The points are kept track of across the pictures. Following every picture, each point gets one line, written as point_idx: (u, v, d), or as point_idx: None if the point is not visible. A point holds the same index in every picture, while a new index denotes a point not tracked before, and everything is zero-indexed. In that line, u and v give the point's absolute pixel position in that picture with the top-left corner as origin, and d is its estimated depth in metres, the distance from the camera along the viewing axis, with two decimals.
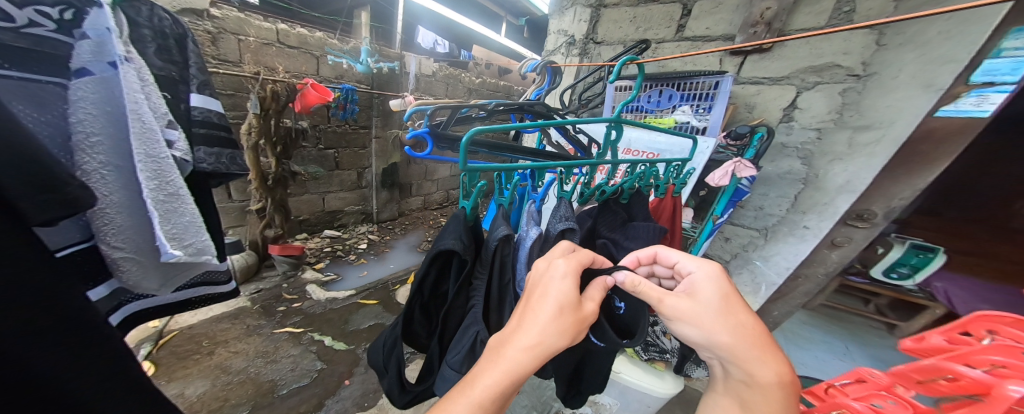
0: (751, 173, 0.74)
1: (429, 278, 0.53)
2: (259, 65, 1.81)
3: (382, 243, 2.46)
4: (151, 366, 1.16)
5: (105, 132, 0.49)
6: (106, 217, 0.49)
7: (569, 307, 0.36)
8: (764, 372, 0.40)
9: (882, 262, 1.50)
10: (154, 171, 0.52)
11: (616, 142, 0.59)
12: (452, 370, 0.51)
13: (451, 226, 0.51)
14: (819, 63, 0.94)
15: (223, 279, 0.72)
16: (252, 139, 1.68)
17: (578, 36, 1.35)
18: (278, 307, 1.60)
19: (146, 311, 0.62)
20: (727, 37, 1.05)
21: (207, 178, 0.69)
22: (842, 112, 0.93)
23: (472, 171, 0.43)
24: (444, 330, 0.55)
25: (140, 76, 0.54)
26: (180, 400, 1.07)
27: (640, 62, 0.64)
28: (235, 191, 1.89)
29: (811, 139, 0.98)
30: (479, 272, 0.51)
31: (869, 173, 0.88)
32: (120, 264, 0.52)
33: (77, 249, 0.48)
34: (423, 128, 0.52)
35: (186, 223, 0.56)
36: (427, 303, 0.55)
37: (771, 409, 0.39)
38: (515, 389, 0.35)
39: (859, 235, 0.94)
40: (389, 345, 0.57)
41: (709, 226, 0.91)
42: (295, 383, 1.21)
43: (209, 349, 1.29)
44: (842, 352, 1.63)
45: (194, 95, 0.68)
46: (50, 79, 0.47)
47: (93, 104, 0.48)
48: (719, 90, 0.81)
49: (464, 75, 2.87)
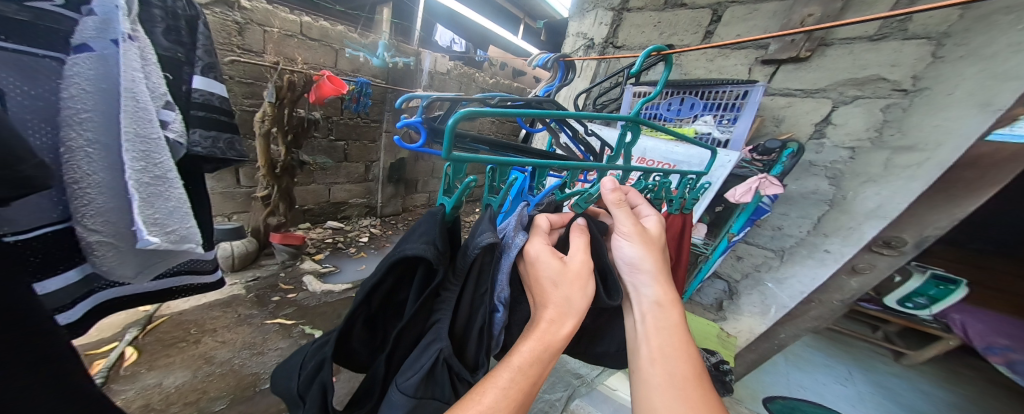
0: (777, 191, 0.70)
1: (384, 286, 0.47)
2: (280, 55, 1.82)
3: (382, 237, 2.47)
4: (134, 352, 1.16)
5: (97, 109, 0.48)
6: (86, 197, 0.48)
7: (570, 269, 0.43)
8: (664, 291, 0.47)
9: (898, 291, 1.43)
10: (142, 152, 0.50)
11: (631, 144, 0.54)
12: (403, 395, 0.44)
13: (423, 225, 0.46)
14: (860, 76, 0.89)
15: (209, 269, 0.72)
16: (265, 126, 1.69)
17: (597, 39, 1.33)
18: (272, 297, 1.60)
19: (118, 299, 0.61)
20: (759, 46, 1.01)
21: (201, 161, 0.67)
22: (882, 130, 0.87)
23: (457, 160, 0.38)
24: (394, 349, 0.48)
25: (142, 55, 0.53)
26: (157, 390, 1.06)
27: (666, 52, 0.65)
28: (243, 176, 1.91)
29: (842, 158, 0.93)
30: (451, 282, 0.46)
31: (906, 199, 0.83)
32: (95, 248, 0.51)
33: (50, 230, 0.47)
34: (417, 117, 0.43)
35: (171, 209, 0.55)
36: (375, 313, 0.49)
37: (676, 318, 0.45)
38: (549, 358, 0.41)
39: (883, 263, 0.89)
40: (315, 368, 0.50)
41: (724, 243, 0.87)
42: (279, 378, 1.19)
43: (196, 337, 1.29)
44: (844, 376, 1.57)
45: (197, 77, 0.67)
46: (47, 53, 0.46)
47: (88, 81, 0.47)
48: (747, 100, 0.77)
49: (478, 74, 2.87)
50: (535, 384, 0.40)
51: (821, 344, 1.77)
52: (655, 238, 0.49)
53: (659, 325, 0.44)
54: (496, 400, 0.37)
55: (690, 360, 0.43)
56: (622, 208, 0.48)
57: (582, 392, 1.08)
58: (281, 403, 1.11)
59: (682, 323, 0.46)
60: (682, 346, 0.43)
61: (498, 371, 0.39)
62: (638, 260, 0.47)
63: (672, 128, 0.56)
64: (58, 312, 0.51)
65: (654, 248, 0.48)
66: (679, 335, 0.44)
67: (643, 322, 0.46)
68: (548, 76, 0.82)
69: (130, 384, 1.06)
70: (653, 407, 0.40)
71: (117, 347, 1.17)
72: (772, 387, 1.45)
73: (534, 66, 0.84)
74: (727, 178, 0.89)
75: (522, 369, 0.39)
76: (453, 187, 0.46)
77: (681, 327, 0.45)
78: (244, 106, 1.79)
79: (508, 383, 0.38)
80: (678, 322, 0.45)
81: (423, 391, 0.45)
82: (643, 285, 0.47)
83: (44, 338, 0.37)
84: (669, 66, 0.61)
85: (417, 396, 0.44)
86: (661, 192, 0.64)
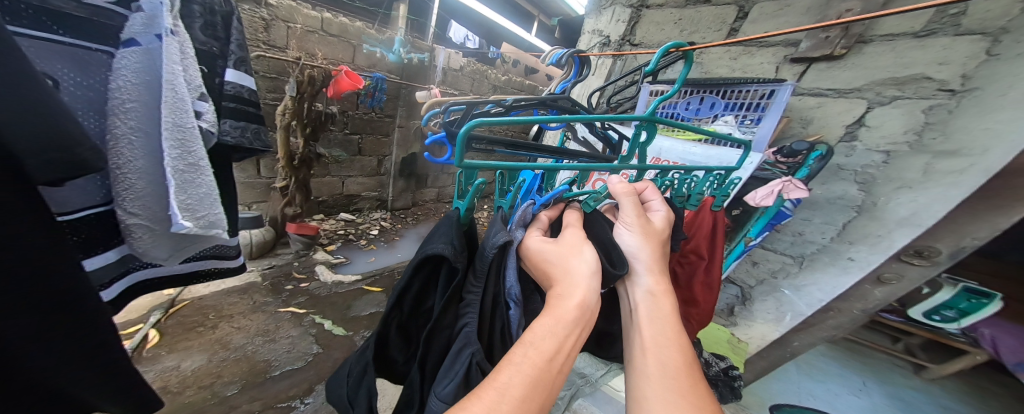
0: (801, 194, 0.67)
1: (411, 291, 0.48)
2: (302, 51, 1.84)
3: (393, 230, 2.51)
4: (156, 335, 1.19)
5: (141, 99, 0.49)
6: (126, 182, 0.48)
7: (567, 246, 0.43)
8: (657, 280, 0.45)
9: (925, 302, 1.40)
10: (178, 140, 0.51)
11: (646, 144, 0.53)
12: (441, 404, 0.41)
13: (442, 227, 0.46)
14: (901, 76, 0.85)
15: (232, 255, 0.73)
16: (285, 119, 1.72)
17: (614, 37, 1.31)
18: (286, 285, 1.63)
19: (150, 280, 0.62)
20: (790, 43, 1.00)
21: (230, 151, 0.69)
22: (924, 133, 0.83)
23: (468, 168, 0.38)
24: (425, 355, 0.48)
25: (182, 49, 0.54)
26: (175, 373, 1.09)
27: (688, 48, 0.61)
28: (263, 167, 1.94)
29: (876, 163, 0.90)
30: (473, 284, 0.45)
31: (944, 207, 0.79)
32: (132, 230, 0.52)
33: (93, 212, 0.49)
34: (441, 132, 0.44)
35: (201, 195, 0.55)
36: (406, 321, 0.50)
37: (669, 309, 0.43)
38: (567, 336, 0.37)
39: (913, 273, 0.86)
40: (358, 374, 0.51)
41: (740, 247, 0.86)
42: (289, 365, 1.22)
43: (214, 323, 1.32)
44: (858, 387, 1.52)
45: (229, 71, 0.67)
46: (99, 47, 0.48)
47: (134, 73, 0.48)
48: (773, 100, 0.74)
49: (490, 71, 2.87)
50: (560, 374, 0.35)
51: (836, 353, 1.72)
52: (656, 231, 0.49)
53: (653, 314, 0.42)
54: (531, 374, 0.33)
55: (682, 350, 0.40)
56: (627, 195, 0.50)
57: (585, 392, 1.08)
58: (291, 390, 1.13)
59: (677, 315, 0.43)
60: (675, 335, 0.41)
61: (513, 349, 0.35)
62: (633, 246, 0.46)
63: (687, 127, 0.55)
64: (102, 288, 0.54)
65: (652, 239, 0.48)
66: (672, 325, 0.42)
67: (635, 311, 0.44)
68: (562, 72, 0.81)
69: (150, 366, 1.09)
70: (642, 396, 0.37)
71: (141, 328, 1.20)
72: (782, 395, 1.42)
73: (547, 63, 0.82)
74: (748, 181, 0.87)
75: (537, 346, 0.35)
76: (466, 192, 0.46)
77: (674, 319, 0.43)
78: (268, 100, 1.83)
79: (523, 360, 0.34)
80: (671, 313, 0.43)
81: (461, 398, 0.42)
82: (635, 273, 0.46)
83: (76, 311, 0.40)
84: (688, 64, 0.58)
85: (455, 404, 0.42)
86: (681, 188, 0.63)
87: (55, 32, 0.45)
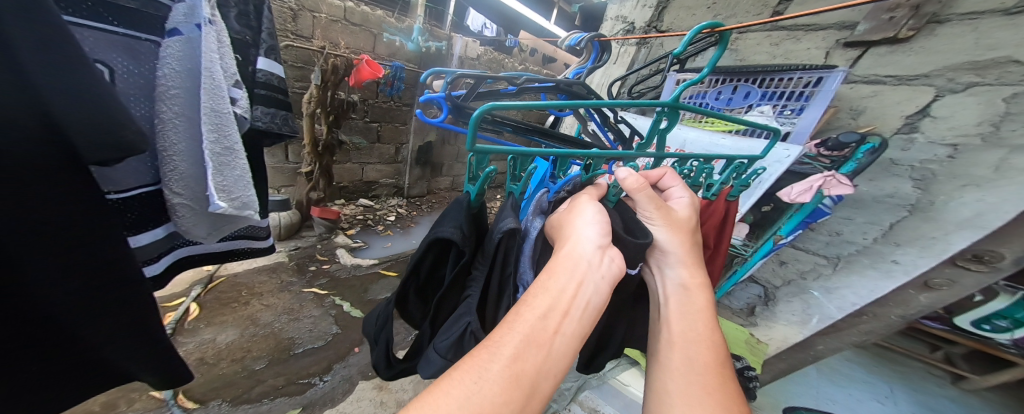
0: (845, 190, 0.64)
1: (426, 262, 0.48)
2: (326, 40, 1.86)
3: (409, 217, 2.56)
4: (197, 308, 1.26)
5: (184, 86, 0.50)
6: (172, 163, 0.51)
7: (576, 215, 0.41)
8: (691, 273, 0.44)
9: (974, 311, 1.30)
10: (215, 125, 0.52)
11: (666, 131, 0.50)
12: (437, 354, 0.46)
13: (452, 211, 0.45)
14: (982, 59, 0.77)
15: (263, 235, 0.76)
16: (310, 107, 1.76)
17: (639, 23, 1.26)
18: (310, 266, 1.69)
19: (193, 257, 0.65)
20: (845, 25, 0.95)
21: (262, 137, 0.71)
22: (1001, 124, 0.74)
23: (481, 153, 0.35)
24: (435, 317, 0.51)
25: (219, 38, 0.54)
26: (211, 345, 1.15)
27: (724, 30, 0.54)
28: (291, 152, 2.00)
29: (939, 157, 0.82)
30: (480, 263, 0.46)
31: (1015, 207, 0.69)
32: (177, 209, 0.54)
33: (144, 191, 0.51)
34: (439, 92, 0.43)
35: (236, 177, 0.56)
36: (422, 286, 0.51)
37: (702, 303, 0.42)
38: (575, 305, 0.34)
39: (969, 280, 0.77)
40: (381, 319, 0.55)
41: (769, 245, 0.82)
42: (311, 344, 1.26)
43: (246, 299, 1.38)
44: (884, 395, 1.47)
45: (261, 59, 0.69)
46: (148, 37, 0.49)
47: (177, 61, 0.50)
48: (820, 88, 0.69)
49: (507, 60, 2.83)
50: (556, 335, 0.32)
51: (862, 359, 1.65)
52: (686, 221, 0.47)
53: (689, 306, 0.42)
54: (533, 326, 0.31)
55: (713, 347, 0.39)
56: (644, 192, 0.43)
57: (593, 384, 1.09)
58: (312, 367, 1.18)
59: (710, 311, 0.42)
60: (707, 331, 0.40)
61: (513, 313, 0.33)
62: (666, 239, 0.44)
63: (713, 113, 0.51)
64: (147, 264, 0.56)
65: (682, 230, 0.45)
66: (704, 320, 0.41)
67: (665, 305, 0.43)
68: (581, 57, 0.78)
69: (190, 338, 1.16)
70: (664, 388, 0.37)
71: (183, 302, 1.27)
72: (799, 398, 1.38)
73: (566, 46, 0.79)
74: (784, 177, 0.83)
75: (541, 312, 0.32)
76: (477, 176, 0.43)
77: (706, 313, 0.42)
78: (296, 89, 1.87)
79: (526, 328, 0.31)
80: (706, 309, 0.42)
81: (454, 353, 0.46)
82: (666, 266, 0.44)
83: (127, 289, 0.43)
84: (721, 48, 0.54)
85: (448, 357, 0.46)
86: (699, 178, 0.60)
87: (109, 23, 0.45)
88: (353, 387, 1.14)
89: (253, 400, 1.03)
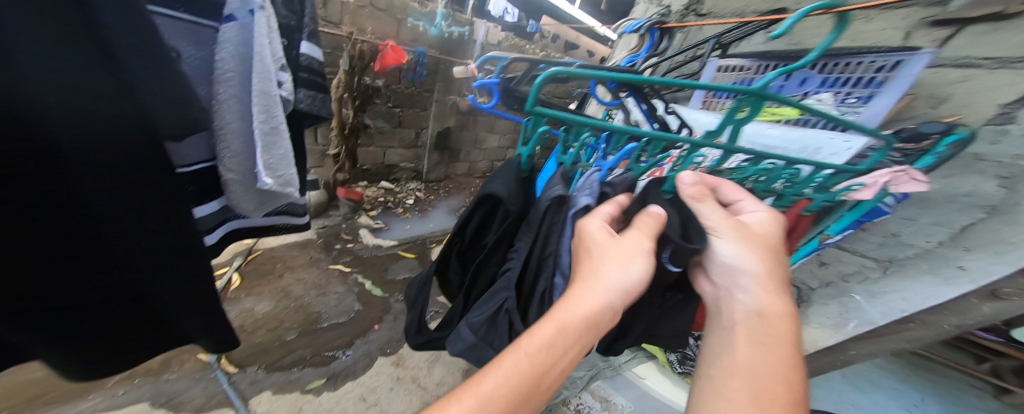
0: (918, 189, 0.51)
1: (473, 222, 0.54)
2: (354, 26, 1.85)
3: (428, 201, 2.60)
4: (237, 279, 1.35)
5: (237, 69, 0.51)
6: (225, 141, 0.51)
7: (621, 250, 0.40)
8: (770, 301, 0.38)
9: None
10: (264, 105, 0.52)
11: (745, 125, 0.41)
12: (470, 330, 0.52)
13: (503, 172, 0.51)
14: None
15: (300, 213, 0.78)
16: (338, 91, 1.79)
17: (675, 6, 1.20)
18: (335, 244, 1.75)
19: (243, 229, 0.67)
20: None
21: (303, 118, 0.72)
22: None
23: (539, 116, 0.35)
24: (472, 287, 0.58)
25: (268, 22, 0.54)
26: (250, 314, 1.24)
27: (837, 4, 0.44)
28: (320, 135, 2.03)
29: None
30: (525, 234, 0.50)
31: None
32: (229, 186, 0.55)
33: (202, 166, 0.53)
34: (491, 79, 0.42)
35: (281, 156, 0.57)
36: (465, 248, 0.58)
37: (786, 345, 0.36)
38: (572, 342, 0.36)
39: None
40: (421, 283, 0.60)
41: (813, 244, 0.78)
42: (335, 319, 1.33)
43: (280, 272, 1.46)
44: (912, 404, 1.41)
45: (304, 43, 0.68)
46: (207, 23, 0.51)
47: (233, 45, 0.50)
48: (899, 72, 0.61)
49: (529, 46, 2.77)
50: (550, 377, 0.35)
51: (890, 365, 1.59)
52: (760, 237, 0.42)
53: (741, 327, 0.38)
54: (529, 360, 0.34)
55: (791, 388, 0.33)
56: (703, 201, 0.42)
57: (607, 375, 1.08)
58: (337, 341, 1.24)
59: (795, 352, 0.36)
60: (784, 369, 0.35)
61: (507, 351, 0.35)
62: (734, 260, 0.40)
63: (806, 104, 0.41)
64: (206, 233, 0.58)
65: (755, 246, 0.41)
66: (780, 354, 0.35)
67: (730, 332, 0.38)
68: None
69: (233, 305, 1.25)
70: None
71: (227, 272, 1.36)
72: (819, 400, 1.35)
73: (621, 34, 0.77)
74: None
75: (531, 354, 0.35)
76: (529, 139, 0.46)
77: (788, 347, 0.36)
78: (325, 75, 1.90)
79: (515, 366, 0.34)
80: (790, 351, 0.36)
81: (484, 332, 0.52)
82: (738, 290, 0.40)
83: (189, 269, 0.48)
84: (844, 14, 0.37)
85: (479, 334, 0.52)
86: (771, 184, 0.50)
87: (176, 10, 0.47)
88: (374, 362, 1.20)
89: (283, 369, 1.11)
